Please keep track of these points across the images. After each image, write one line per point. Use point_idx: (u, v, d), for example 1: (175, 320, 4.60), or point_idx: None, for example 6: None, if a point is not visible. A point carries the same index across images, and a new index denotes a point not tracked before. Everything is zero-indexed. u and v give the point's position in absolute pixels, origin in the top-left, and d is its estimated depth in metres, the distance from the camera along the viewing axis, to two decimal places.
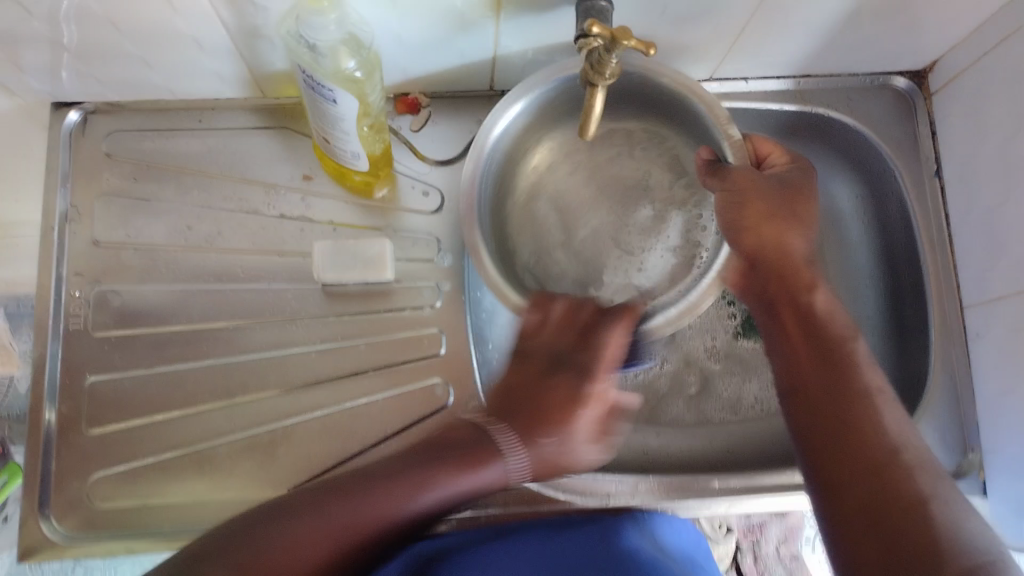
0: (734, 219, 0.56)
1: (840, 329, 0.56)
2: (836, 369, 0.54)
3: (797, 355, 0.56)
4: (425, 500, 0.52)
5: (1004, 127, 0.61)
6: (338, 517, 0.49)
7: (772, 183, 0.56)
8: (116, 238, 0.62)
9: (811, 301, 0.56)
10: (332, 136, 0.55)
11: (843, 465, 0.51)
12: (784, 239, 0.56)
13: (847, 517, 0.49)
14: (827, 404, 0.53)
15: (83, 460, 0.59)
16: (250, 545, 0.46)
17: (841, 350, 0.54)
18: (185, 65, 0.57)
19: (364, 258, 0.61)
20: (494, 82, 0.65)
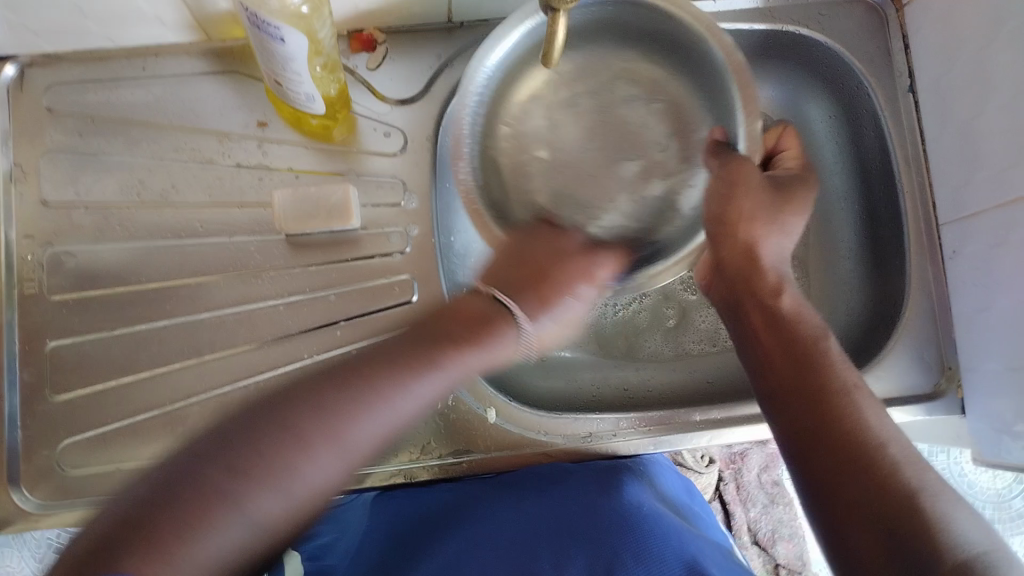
0: (711, 214, 0.58)
1: (811, 328, 0.54)
2: (813, 366, 0.52)
3: (768, 352, 0.54)
4: (370, 426, 0.42)
5: (977, 36, 0.59)
6: (343, 408, 0.41)
7: (766, 179, 0.57)
8: (66, 197, 0.60)
9: (782, 302, 0.56)
10: (283, 77, 0.52)
11: (822, 454, 0.47)
12: (759, 237, 0.57)
13: (834, 505, 0.45)
14: (802, 397, 0.50)
15: (50, 427, 0.57)
16: (292, 426, 0.40)
17: (816, 345, 0.53)
18: (121, 8, 0.54)
19: (328, 208, 0.59)
20: (451, 14, 0.62)
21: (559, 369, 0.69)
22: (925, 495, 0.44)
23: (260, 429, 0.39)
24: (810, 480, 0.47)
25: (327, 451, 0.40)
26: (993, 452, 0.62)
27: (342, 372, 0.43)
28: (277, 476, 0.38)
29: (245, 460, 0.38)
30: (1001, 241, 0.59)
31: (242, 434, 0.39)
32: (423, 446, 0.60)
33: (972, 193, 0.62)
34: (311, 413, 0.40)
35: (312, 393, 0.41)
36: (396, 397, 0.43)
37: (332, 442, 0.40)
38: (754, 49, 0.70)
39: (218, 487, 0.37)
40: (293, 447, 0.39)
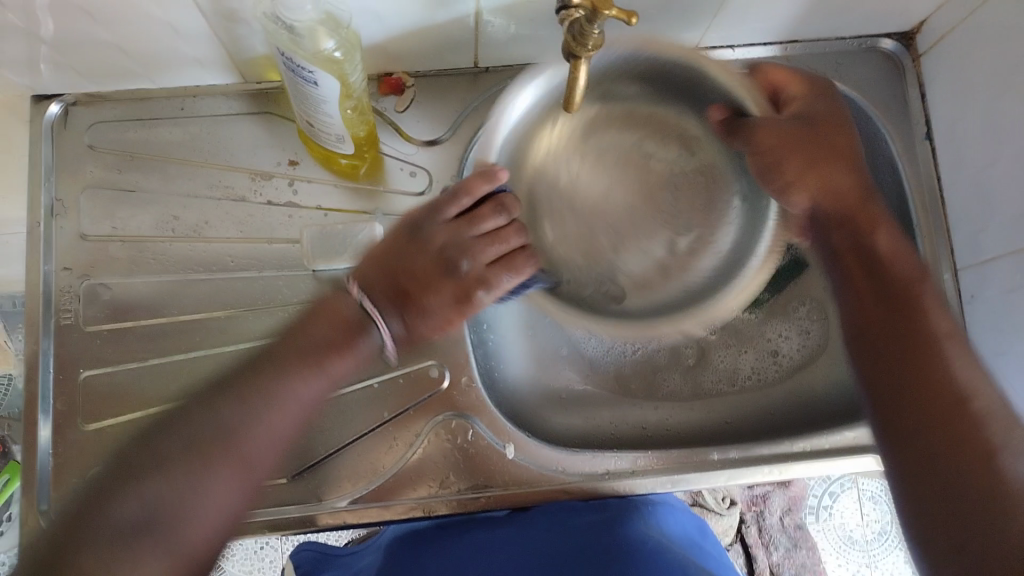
0: (778, 173, 0.59)
1: (907, 266, 0.57)
2: (899, 310, 0.55)
3: (862, 300, 0.57)
4: (266, 447, 0.52)
5: (990, 85, 0.60)
6: (251, 453, 0.51)
7: (791, 123, 0.58)
8: (103, 231, 0.62)
9: (878, 240, 0.58)
10: (314, 118, 0.54)
11: (903, 399, 0.52)
12: (846, 183, 0.59)
13: (921, 442, 0.51)
14: (888, 339, 0.54)
15: (80, 454, 0.59)
16: (208, 420, 0.50)
17: (912, 286, 0.56)
18: (161, 51, 0.56)
19: (353, 244, 0.61)
20: (477, 59, 0.64)
21: (577, 407, 0.70)
22: (1006, 452, 0.48)
23: (207, 446, 0.50)
24: (895, 421, 0.52)
25: (230, 472, 0.50)
26: None
27: (241, 375, 0.52)
28: (220, 482, 0.50)
29: (193, 469, 0.49)
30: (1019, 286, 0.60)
31: (174, 469, 0.49)
32: (442, 479, 0.61)
33: (989, 238, 0.63)
34: (221, 486, 0.50)
35: (205, 414, 0.50)
36: (276, 382, 0.52)
37: (240, 463, 0.50)
38: None
39: (171, 475, 0.48)
40: (202, 469, 0.49)
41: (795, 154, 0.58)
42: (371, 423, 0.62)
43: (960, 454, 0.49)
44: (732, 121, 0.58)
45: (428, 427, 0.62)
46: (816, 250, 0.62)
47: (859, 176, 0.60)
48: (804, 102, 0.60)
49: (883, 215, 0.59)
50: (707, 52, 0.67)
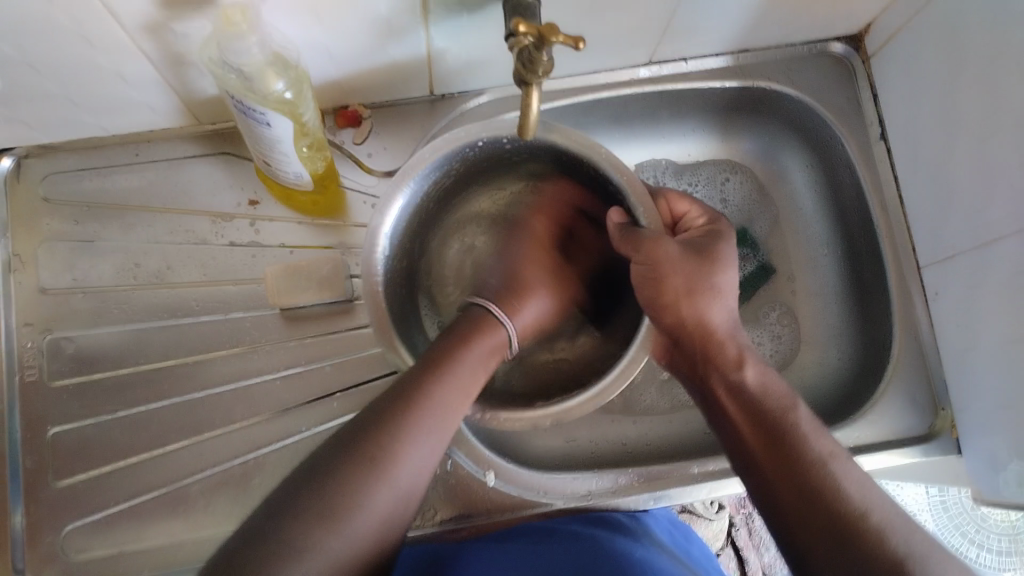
0: (652, 300, 0.55)
1: (781, 399, 0.52)
2: (781, 440, 0.49)
3: (739, 432, 0.52)
4: (408, 455, 0.46)
5: (940, 83, 0.61)
6: (365, 455, 0.44)
7: (682, 245, 0.55)
8: (64, 284, 0.61)
9: (745, 375, 0.53)
10: (271, 159, 0.54)
11: (800, 529, 0.46)
12: (703, 313, 0.54)
13: (826, 564, 0.44)
14: (783, 481, 0.48)
15: (51, 513, 0.58)
16: (318, 488, 0.42)
17: (785, 419, 0.50)
18: (113, 100, 0.56)
19: (320, 278, 0.60)
20: (433, 89, 0.64)
21: (558, 427, 0.70)
22: (913, 561, 0.43)
23: (367, 447, 0.45)
24: (796, 547, 0.47)
25: (380, 489, 0.44)
26: (993, 488, 0.62)
27: (375, 423, 0.46)
28: (358, 517, 0.42)
29: (343, 493, 0.43)
30: (981, 280, 0.60)
31: (297, 507, 0.42)
32: (426, 511, 0.61)
33: (949, 234, 0.63)
34: (344, 494, 0.43)
35: (357, 451, 0.44)
36: (424, 429, 0.47)
37: (385, 477, 0.44)
38: (729, 104, 0.72)
39: (294, 522, 0.41)
40: (349, 493, 0.43)
41: (681, 273, 0.54)
42: None
43: (840, 569, 0.43)
44: (626, 227, 0.57)
45: None
46: (687, 383, 0.58)
47: (731, 306, 0.56)
48: (701, 234, 0.58)
49: (744, 347, 0.55)
50: (660, 66, 0.68)
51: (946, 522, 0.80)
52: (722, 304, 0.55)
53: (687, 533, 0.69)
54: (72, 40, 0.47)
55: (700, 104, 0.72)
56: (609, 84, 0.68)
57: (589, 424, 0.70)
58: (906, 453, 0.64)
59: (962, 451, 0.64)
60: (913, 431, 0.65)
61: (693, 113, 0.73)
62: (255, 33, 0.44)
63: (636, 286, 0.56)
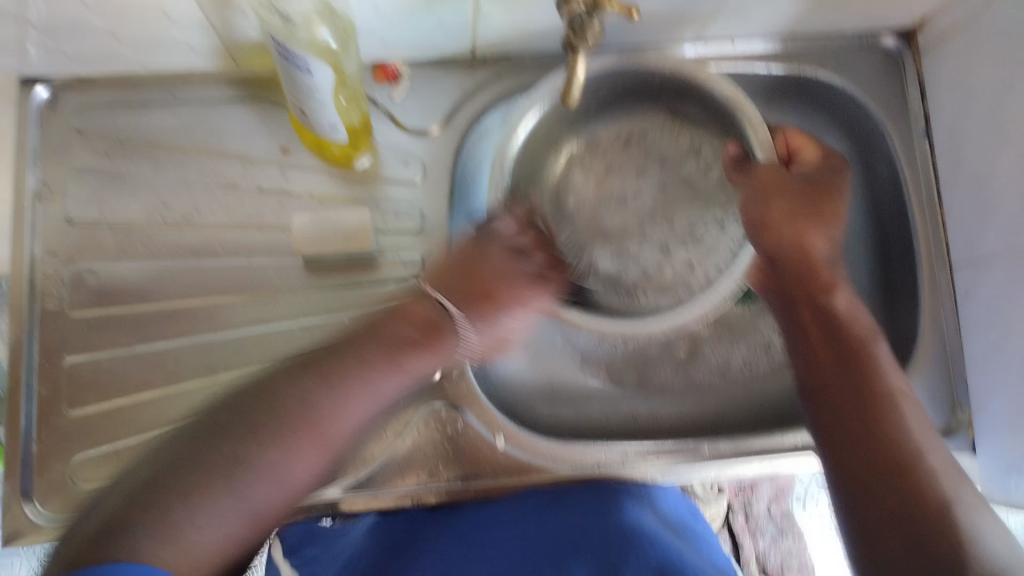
0: (760, 216, 0.59)
1: (861, 329, 0.55)
2: (859, 368, 0.52)
3: (814, 354, 0.55)
4: (342, 417, 0.51)
5: (993, 86, 0.60)
6: (309, 401, 0.49)
7: (798, 178, 0.60)
8: (91, 217, 0.61)
9: (834, 301, 0.56)
10: (309, 107, 0.53)
11: (857, 443, 0.49)
12: (803, 237, 0.58)
13: (865, 479, 0.48)
14: (843, 400, 0.51)
15: (64, 442, 0.58)
16: (215, 450, 0.46)
17: (864, 349, 0.53)
18: (154, 36, 0.55)
19: (346, 231, 0.60)
20: (475, 49, 0.63)
21: (567, 397, 0.69)
22: (955, 504, 0.45)
23: (322, 372, 0.51)
24: (837, 460, 0.50)
25: (309, 445, 0.49)
26: (1004, 490, 0.62)
27: (319, 369, 0.51)
28: (257, 486, 0.45)
29: (254, 426, 0.47)
30: (1013, 288, 0.59)
31: (210, 450, 0.45)
32: (432, 468, 0.61)
33: (985, 238, 0.62)
34: (294, 400, 0.49)
35: (297, 380, 0.50)
36: (345, 414, 0.51)
37: (315, 437, 0.49)
38: (772, 90, 0.71)
39: (175, 494, 0.43)
40: (279, 446, 0.47)
41: (793, 206, 0.59)
42: None
43: (901, 499, 0.46)
44: (740, 159, 0.61)
45: (418, 415, 0.61)
46: (774, 306, 0.60)
47: (831, 246, 0.60)
48: (819, 167, 0.62)
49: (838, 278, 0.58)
50: (707, 44, 0.67)
51: None
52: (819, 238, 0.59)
53: (693, 511, 0.69)
54: None
55: (743, 88, 0.71)
56: (654, 59, 0.67)
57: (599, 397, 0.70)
58: None
59: (976, 450, 0.64)
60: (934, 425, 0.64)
61: (734, 95, 0.72)
62: None
63: (741, 204, 0.61)
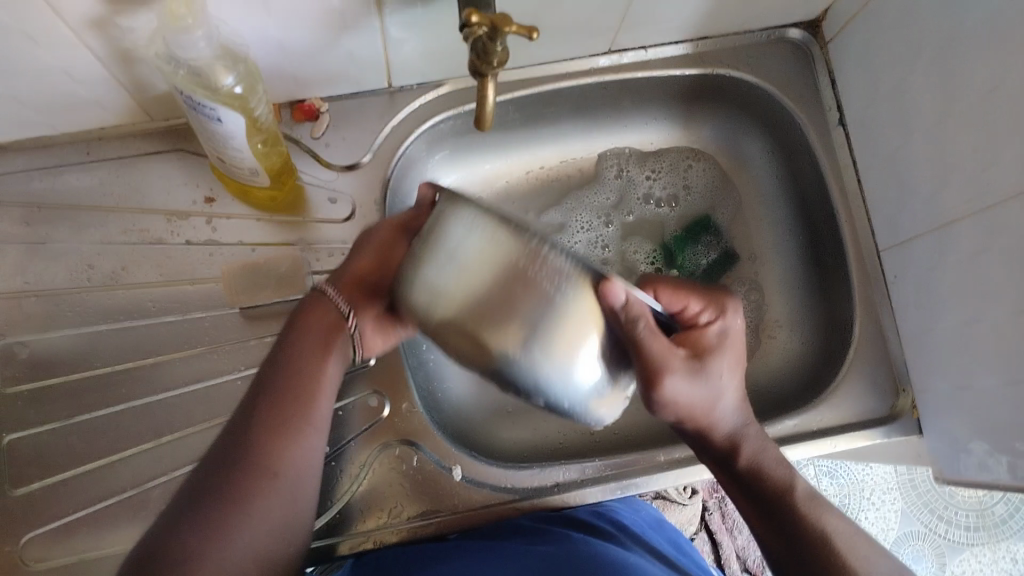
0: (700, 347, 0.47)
1: (779, 475, 0.52)
2: (784, 511, 0.51)
3: (759, 525, 0.53)
4: (297, 461, 0.46)
5: (897, 67, 0.62)
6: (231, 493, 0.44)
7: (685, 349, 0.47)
8: (16, 286, 0.59)
9: (744, 459, 0.52)
10: (226, 156, 0.53)
11: None
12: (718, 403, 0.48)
13: None
14: (798, 567, 0.50)
15: (9, 523, 0.56)
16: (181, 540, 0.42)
17: (787, 498, 0.51)
18: (61, 98, 0.54)
19: (278, 277, 0.61)
20: (391, 79, 0.64)
21: (523, 419, 0.70)
22: None
23: (264, 433, 0.46)
24: None
25: (256, 514, 0.44)
26: (954, 468, 0.62)
27: (267, 423, 0.46)
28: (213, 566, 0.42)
29: (234, 501, 0.43)
30: (938, 263, 0.61)
31: (197, 519, 0.42)
32: (392, 508, 0.59)
33: (907, 219, 0.63)
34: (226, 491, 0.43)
35: (245, 456, 0.45)
36: (300, 452, 0.46)
37: (263, 484, 0.44)
38: (688, 91, 0.73)
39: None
40: (224, 517, 0.43)
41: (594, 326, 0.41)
42: None
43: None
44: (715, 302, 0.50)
45: (372, 455, 0.60)
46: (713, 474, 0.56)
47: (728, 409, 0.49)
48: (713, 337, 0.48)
49: (739, 430, 0.51)
50: (621, 54, 0.68)
51: (915, 499, 0.87)
52: (722, 391, 0.48)
53: (661, 520, 0.69)
54: (14, 38, 0.46)
55: (661, 92, 0.72)
56: (570, 74, 0.67)
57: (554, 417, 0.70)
58: (866, 435, 0.64)
59: (923, 431, 0.64)
60: (877, 409, 0.64)
61: (654, 101, 0.73)
62: (201, 27, 0.44)
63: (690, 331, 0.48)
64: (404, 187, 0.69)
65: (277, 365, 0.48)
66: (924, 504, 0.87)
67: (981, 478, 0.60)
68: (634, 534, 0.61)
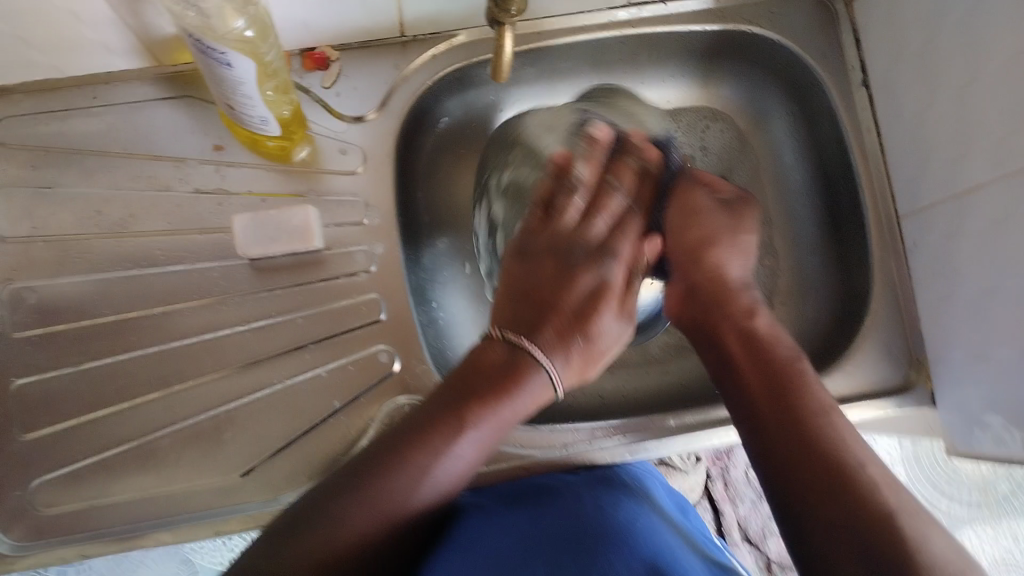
0: (706, 228, 0.58)
1: (785, 350, 0.55)
2: (784, 374, 0.53)
3: (747, 383, 0.53)
4: (454, 455, 0.48)
5: (924, 25, 0.60)
6: (391, 470, 0.47)
7: (675, 217, 0.59)
8: (24, 232, 0.59)
9: (755, 326, 0.56)
10: (235, 103, 0.52)
11: (802, 470, 0.48)
12: (720, 271, 0.58)
13: (811, 497, 0.47)
14: (781, 426, 0.50)
15: (17, 468, 0.56)
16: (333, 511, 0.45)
17: (790, 366, 0.53)
18: (67, 38, 0.53)
19: (289, 229, 0.59)
20: (403, 27, 0.62)
21: None
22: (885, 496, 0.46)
23: (457, 417, 0.48)
24: (786, 497, 0.48)
25: (406, 479, 0.47)
26: (968, 443, 0.61)
27: (451, 406, 0.49)
28: (364, 516, 0.45)
29: (397, 476, 0.46)
30: (958, 231, 0.59)
31: (365, 469, 0.47)
32: None
33: (929, 185, 0.62)
34: (398, 465, 0.47)
35: (406, 442, 0.48)
36: (454, 445, 0.48)
37: (409, 467, 0.47)
38: (708, 48, 0.71)
39: (340, 509, 0.45)
40: (397, 473, 0.46)
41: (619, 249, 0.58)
42: (321, 411, 0.58)
43: (815, 518, 0.46)
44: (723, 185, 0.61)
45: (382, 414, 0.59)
46: (691, 338, 0.59)
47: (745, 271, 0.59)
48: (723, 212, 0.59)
49: (754, 303, 0.58)
50: (640, 8, 0.66)
51: (919, 473, 0.86)
52: (729, 263, 0.58)
53: (671, 489, 0.69)
54: None
55: (680, 48, 0.71)
56: (587, 27, 0.66)
57: None
58: (881, 404, 0.63)
59: (937, 402, 0.64)
60: (889, 379, 0.64)
61: (672, 56, 0.72)
62: None
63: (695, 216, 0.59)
64: (417, 139, 0.68)
65: (474, 398, 0.49)
66: (927, 478, 0.86)
67: (995, 451, 0.59)
68: (647, 500, 0.61)
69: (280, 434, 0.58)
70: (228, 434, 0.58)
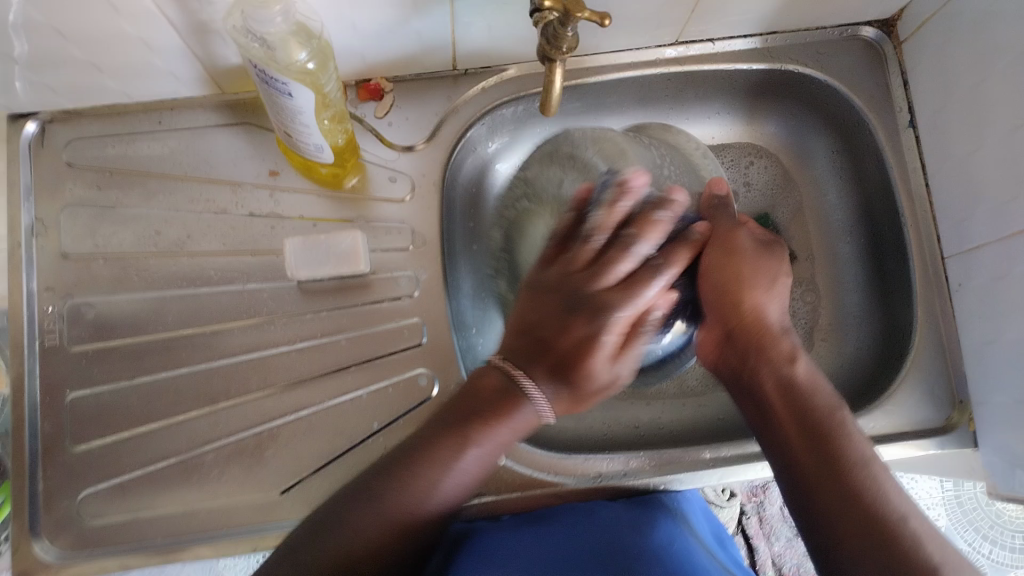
0: (737, 262, 0.57)
1: (826, 397, 0.53)
2: (826, 425, 0.51)
3: (786, 432, 0.52)
4: (456, 470, 0.50)
5: (974, 69, 0.60)
6: (394, 485, 0.49)
7: (749, 240, 0.58)
8: (86, 249, 0.61)
9: (796, 370, 0.54)
10: (293, 131, 0.54)
11: (843, 528, 0.47)
12: (760, 303, 0.56)
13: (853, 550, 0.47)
14: (818, 475, 0.50)
15: (70, 477, 0.58)
16: (348, 520, 0.47)
17: (833, 416, 0.52)
18: (137, 66, 0.56)
19: (337, 253, 0.61)
20: (456, 62, 0.64)
21: None
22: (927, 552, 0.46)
23: (432, 447, 0.50)
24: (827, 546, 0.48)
25: (411, 499, 0.48)
26: (1008, 484, 0.61)
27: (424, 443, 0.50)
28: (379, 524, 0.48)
29: (405, 484, 0.49)
30: (1005, 274, 0.59)
31: (380, 484, 0.49)
32: None
33: (975, 228, 0.62)
34: (417, 471, 0.49)
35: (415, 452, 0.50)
36: (455, 463, 0.50)
37: (426, 482, 0.49)
38: (755, 86, 0.72)
39: (354, 517, 0.47)
40: (395, 483, 0.49)
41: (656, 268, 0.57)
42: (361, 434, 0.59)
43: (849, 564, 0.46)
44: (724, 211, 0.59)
45: None
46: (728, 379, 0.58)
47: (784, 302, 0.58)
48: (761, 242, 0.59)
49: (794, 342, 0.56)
50: (686, 47, 0.67)
51: (960, 517, 0.85)
52: (778, 296, 0.58)
53: (709, 515, 0.69)
54: (99, 6, 0.48)
55: (727, 86, 0.72)
56: (635, 64, 0.67)
57: (601, 407, 0.70)
58: (920, 445, 0.62)
59: (979, 445, 0.63)
60: (929, 420, 0.63)
61: (718, 94, 0.73)
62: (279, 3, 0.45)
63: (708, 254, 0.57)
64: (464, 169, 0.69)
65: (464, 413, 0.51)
66: (968, 523, 0.84)
67: None
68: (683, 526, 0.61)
69: (321, 453, 0.59)
70: (271, 452, 0.59)
